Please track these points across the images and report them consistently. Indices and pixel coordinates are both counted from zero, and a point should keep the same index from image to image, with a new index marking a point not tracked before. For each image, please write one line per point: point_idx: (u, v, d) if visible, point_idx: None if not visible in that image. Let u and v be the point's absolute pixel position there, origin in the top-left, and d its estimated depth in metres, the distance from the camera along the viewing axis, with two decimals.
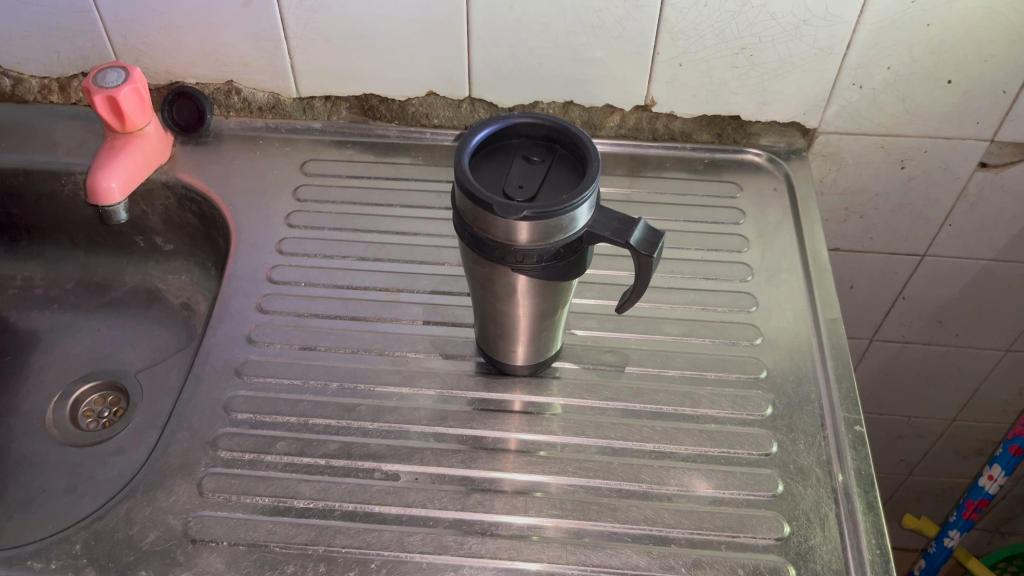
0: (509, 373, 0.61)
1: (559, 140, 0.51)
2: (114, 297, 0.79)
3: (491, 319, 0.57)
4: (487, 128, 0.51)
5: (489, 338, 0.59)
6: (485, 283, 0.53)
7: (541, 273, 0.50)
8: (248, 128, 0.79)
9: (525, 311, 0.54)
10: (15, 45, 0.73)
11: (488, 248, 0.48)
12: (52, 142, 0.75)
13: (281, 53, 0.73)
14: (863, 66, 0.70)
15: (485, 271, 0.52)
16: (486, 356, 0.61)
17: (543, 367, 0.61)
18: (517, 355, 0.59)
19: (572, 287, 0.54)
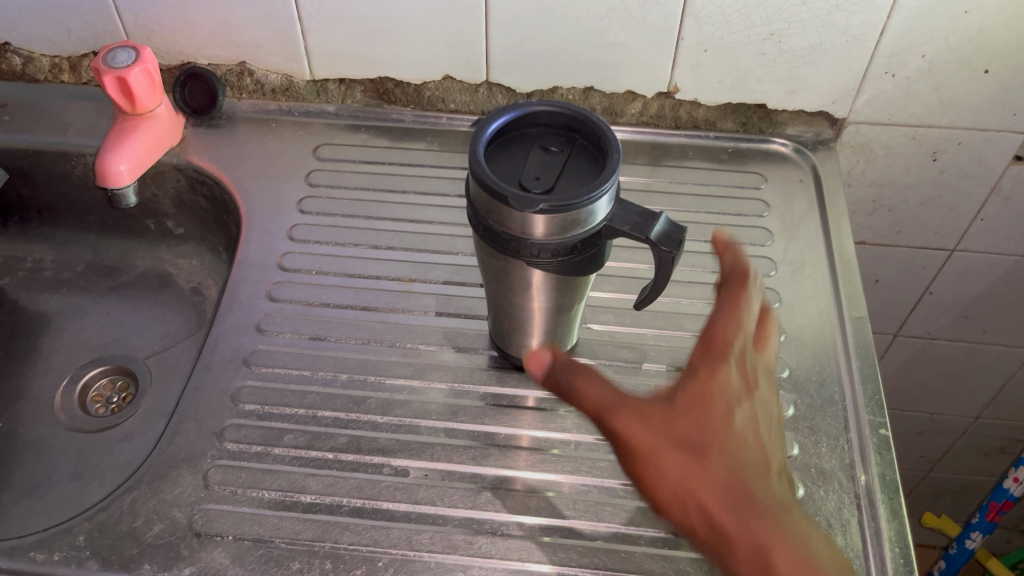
0: (523, 367, 0.60)
1: (578, 130, 0.49)
2: (125, 280, 0.78)
3: (506, 313, 0.55)
4: (505, 116, 0.49)
5: (504, 332, 0.58)
6: (500, 276, 0.51)
7: (557, 268, 0.48)
8: (261, 111, 0.77)
9: (540, 306, 0.53)
10: (26, 23, 0.72)
11: (502, 242, 0.47)
12: (63, 123, 0.74)
13: (295, 34, 0.71)
14: (897, 54, 0.67)
15: (500, 265, 0.50)
16: (499, 350, 0.60)
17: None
18: (532, 350, 0.58)
19: (592, 281, 0.52)
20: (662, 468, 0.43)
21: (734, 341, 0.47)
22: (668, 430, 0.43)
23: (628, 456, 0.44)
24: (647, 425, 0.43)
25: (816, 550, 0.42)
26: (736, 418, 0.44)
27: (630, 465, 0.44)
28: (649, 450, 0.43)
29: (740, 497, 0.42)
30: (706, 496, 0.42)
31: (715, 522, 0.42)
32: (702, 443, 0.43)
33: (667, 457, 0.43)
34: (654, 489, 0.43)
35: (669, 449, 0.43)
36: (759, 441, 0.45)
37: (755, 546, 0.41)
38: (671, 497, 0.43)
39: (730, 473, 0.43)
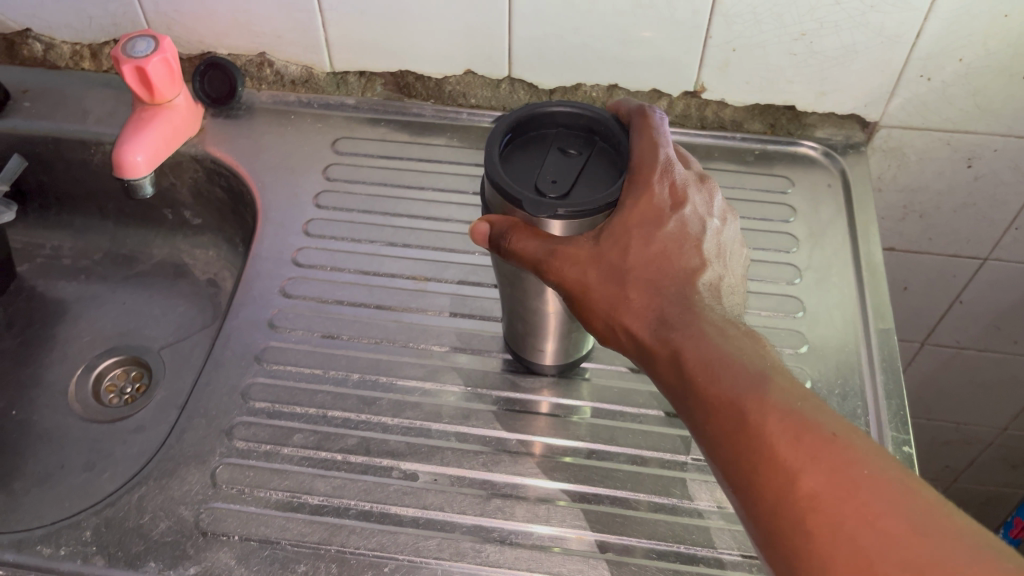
0: (538, 372, 0.59)
1: (598, 131, 0.48)
2: (142, 270, 0.77)
3: (520, 317, 0.54)
4: (523, 116, 0.48)
5: (518, 336, 0.56)
6: (514, 279, 0.50)
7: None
8: (280, 102, 0.76)
9: (555, 309, 0.52)
10: (47, 10, 0.72)
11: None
12: (82, 111, 0.74)
13: (315, 26, 0.70)
14: (933, 57, 0.65)
15: (514, 268, 0.49)
16: (513, 353, 0.59)
17: (575, 365, 0.59)
18: (547, 355, 0.57)
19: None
20: (592, 302, 0.45)
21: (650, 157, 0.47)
22: (588, 265, 0.44)
23: (566, 299, 0.46)
24: (571, 264, 0.44)
25: (740, 345, 0.43)
26: (655, 240, 0.45)
27: (573, 306, 0.46)
28: (574, 289, 0.45)
29: (662, 313, 0.45)
30: (630, 320, 0.45)
31: (645, 342, 0.45)
32: (623, 271, 0.45)
33: (593, 290, 0.45)
34: (592, 322, 0.46)
35: (593, 282, 0.45)
36: (681, 254, 0.46)
37: (674, 351, 0.43)
38: (607, 327, 0.46)
39: (650, 295, 0.45)
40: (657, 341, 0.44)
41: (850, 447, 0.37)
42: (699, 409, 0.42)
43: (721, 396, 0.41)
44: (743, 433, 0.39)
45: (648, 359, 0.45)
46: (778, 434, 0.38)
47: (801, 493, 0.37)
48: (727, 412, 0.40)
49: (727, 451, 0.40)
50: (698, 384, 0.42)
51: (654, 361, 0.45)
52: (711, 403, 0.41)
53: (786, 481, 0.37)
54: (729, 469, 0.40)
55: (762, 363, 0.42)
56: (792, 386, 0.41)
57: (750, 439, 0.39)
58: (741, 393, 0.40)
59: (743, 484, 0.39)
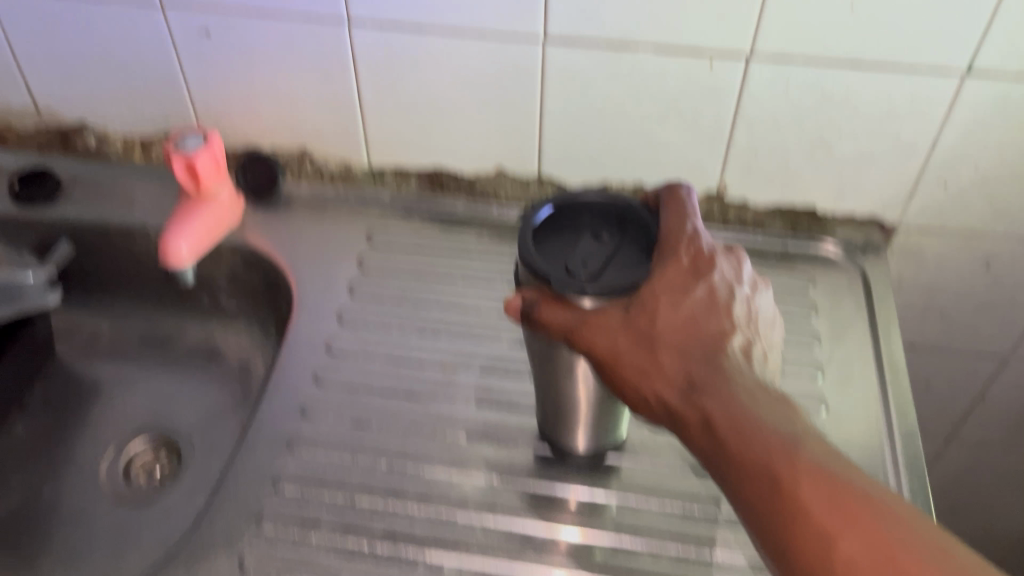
0: (570, 455, 0.60)
1: (632, 215, 0.51)
2: (176, 354, 0.79)
3: (554, 400, 0.56)
4: (557, 200, 0.50)
5: (549, 419, 0.58)
6: (546, 359, 0.52)
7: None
8: (318, 197, 0.78)
9: (585, 392, 0.54)
10: (104, 104, 0.76)
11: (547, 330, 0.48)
12: (129, 199, 0.77)
13: (356, 125, 0.74)
14: (949, 163, 0.67)
15: (546, 348, 0.51)
16: (546, 436, 0.60)
17: (607, 446, 0.60)
18: (579, 437, 0.58)
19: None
20: (622, 369, 0.46)
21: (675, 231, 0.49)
22: (616, 333, 0.45)
23: (597, 365, 0.47)
24: (599, 332, 0.45)
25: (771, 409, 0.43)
26: (683, 305, 0.46)
27: (603, 373, 0.47)
28: (603, 355, 0.46)
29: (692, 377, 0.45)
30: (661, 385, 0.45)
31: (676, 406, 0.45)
32: (651, 338, 0.45)
33: (622, 357, 0.46)
34: (622, 389, 0.47)
35: (622, 350, 0.46)
36: (712, 317, 0.46)
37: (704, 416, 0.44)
38: (637, 391, 0.47)
39: (679, 360, 0.45)
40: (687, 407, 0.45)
41: (886, 511, 0.39)
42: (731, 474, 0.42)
43: (755, 462, 0.41)
44: (779, 499, 0.40)
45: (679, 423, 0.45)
46: (813, 501, 0.39)
47: (836, 560, 0.37)
48: (763, 478, 0.41)
49: (764, 519, 0.40)
50: (729, 450, 0.42)
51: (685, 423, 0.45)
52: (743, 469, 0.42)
53: (821, 547, 0.38)
54: (766, 537, 0.40)
55: (795, 429, 0.43)
56: (825, 453, 0.42)
57: (785, 507, 0.40)
58: (773, 460, 0.41)
59: (781, 552, 0.40)
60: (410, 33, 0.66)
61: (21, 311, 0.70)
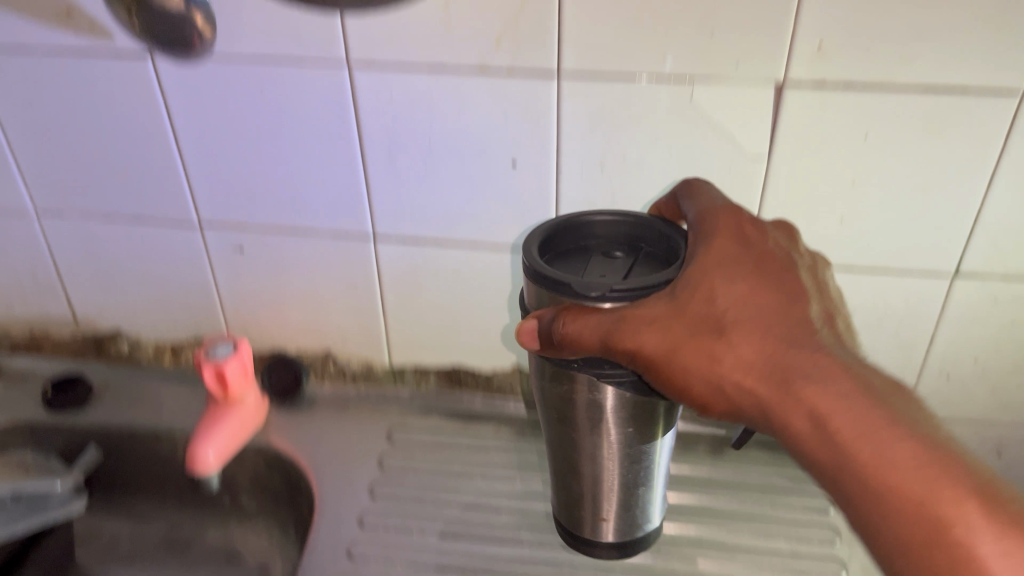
0: (600, 552, 0.61)
1: (641, 239, 0.52)
2: (195, 557, 0.79)
3: (577, 496, 0.58)
4: (563, 227, 0.52)
5: (573, 484, 0.57)
6: (563, 414, 0.52)
7: (625, 436, 0.52)
8: (341, 395, 0.81)
9: (606, 447, 0.53)
10: (139, 314, 0.81)
11: (567, 418, 0.52)
12: (158, 404, 0.79)
13: (378, 329, 0.78)
14: (949, 357, 0.70)
15: (562, 395, 0.51)
16: (568, 533, 0.62)
17: (639, 541, 0.61)
18: (607, 529, 0.59)
19: (661, 450, 0.56)
20: (683, 364, 0.44)
21: (718, 228, 0.48)
22: (672, 326, 0.43)
23: (651, 370, 0.45)
24: (651, 329, 0.43)
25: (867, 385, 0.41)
26: (741, 280, 0.45)
27: (656, 378, 0.45)
28: (661, 354, 0.44)
29: (768, 365, 0.42)
30: (732, 374, 0.43)
31: (753, 396, 0.43)
32: (715, 328, 0.44)
33: (683, 352, 0.44)
34: (690, 386, 0.44)
35: (682, 340, 0.44)
36: (775, 292, 0.45)
37: (790, 398, 0.41)
38: (705, 386, 0.44)
39: (754, 343, 0.43)
40: (768, 396, 0.42)
41: None
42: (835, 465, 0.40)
43: (896, 483, 0.38)
44: (939, 538, 0.37)
45: (757, 411, 0.43)
46: (977, 532, 0.36)
47: None
48: (915, 511, 0.38)
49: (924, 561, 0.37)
50: (842, 446, 0.40)
51: (762, 416, 0.43)
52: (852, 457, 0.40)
53: None
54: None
55: (921, 426, 0.40)
56: (972, 468, 0.38)
57: (949, 548, 0.36)
58: (919, 485, 0.38)
59: None
60: (430, 247, 0.71)
61: (52, 520, 0.75)
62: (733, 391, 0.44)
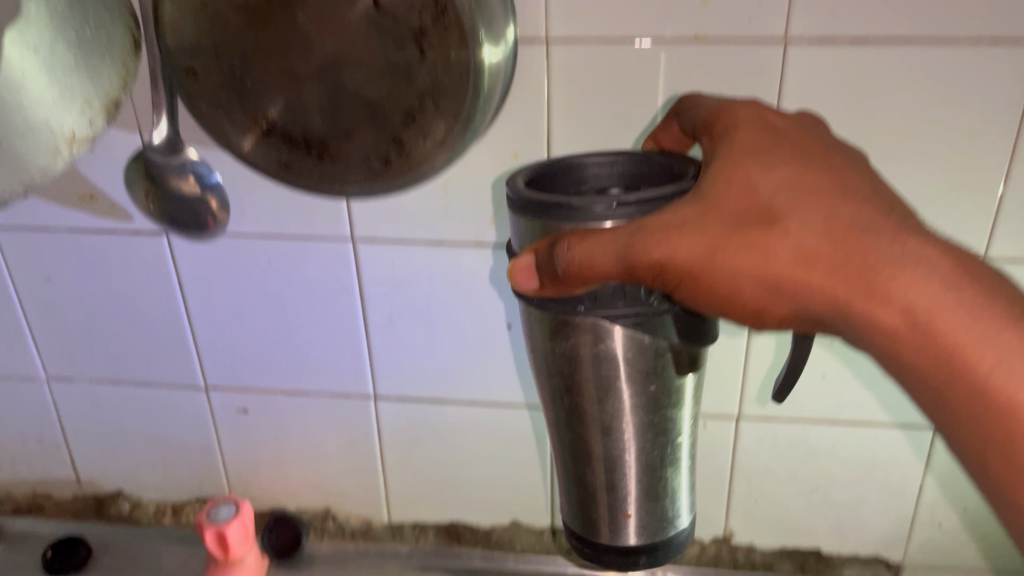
0: (623, 559, 0.55)
1: (637, 179, 0.50)
2: None
3: (593, 490, 0.55)
4: (551, 171, 0.50)
5: (586, 459, 0.54)
6: (570, 375, 0.50)
7: (638, 400, 0.50)
8: (339, 552, 0.79)
9: (621, 408, 0.50)
10: (143, 474, 0.82)
11: (575, 386, 0.50)
12: (157, 564, 0.78)
13: (378, 485, 0.79)
14: (939, 505, 0.71)
15: (568, 347, 0.48)
16: (580, 540, 0.57)
17: (666, 547, 0.55)
18: (629, 528, 0.54)
19: (679, 426, 0.54)
20: (725, 264, 0.41)
21: (738, 128, 0.46)
22: (709, 226, 0.41)
23: (687, 281, 0.42)
24: (684, 235, 0.40)
25: (938, 261, 0.39)
26: (784, 165, 0.43)
27: (693, 287, 0.42)
28: (700, 258, 0.41)
29: (827, 256, 0.40)
30: (783, 267, 0.41)
31: (808, 288, 0.41)
32: (761, 220, 0.41)
33: (726, 250, 0.41)
34: (736, 286, 0.42)
35: (725, 236, 0.41)
36: (820, 172, 0.42)
37: (858, 280, 0.40)
38: (753, 287, 0.42)
39: (811, 227, 0.40)
40: (827, 284, 0.40)
41: None
42: (912, 347, 0.39)
43: (987, 372, 0.38)
44: None
45: (813, 304, 0.41)
46: None
47: None
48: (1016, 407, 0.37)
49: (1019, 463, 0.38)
50: (931, 336, 0.39)
51: (817, 303, 0.41)
52: (929, 335, 0.39)
53: None
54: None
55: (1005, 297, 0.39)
56: None
57: None
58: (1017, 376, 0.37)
59: None
60: (430, 405, 0.73)
61: None
62: (782, 286, 0.41)
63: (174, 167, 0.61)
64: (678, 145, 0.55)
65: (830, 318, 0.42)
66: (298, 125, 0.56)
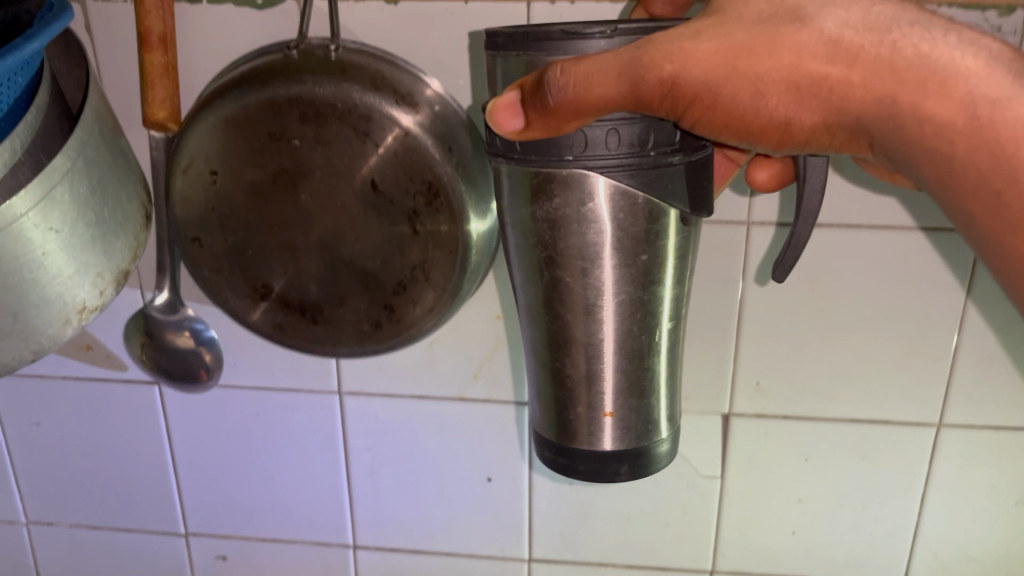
0: (603, 468, 0.49)
1: None
2: None
3: (571, 386, 0.49)
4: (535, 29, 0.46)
5: (562, 347, 0.47)
6: (549, 240, 0.44)
7: (626, 274, 0.45)
8: None
9: (602, 284, 0.45)
10: None
11: (558, 257, 0.44)
12: None
13: None
14: None
15: (549, 205, 0.42)
16: (557, 453, 0.51)
17: (648, 457, 0.50)
18: (606, 429, 0.49)
19: (666, 313, 0.48)
20: (749, 69, 0.39)
21: None
22: (730, 32, 0.39)
23: (706, 96, 0.39)
24: (700, 44, 0.38)
25: (990, 52, 0.39)
26: None
27: (711, 105, 0.40)
28: (720, 65, 0.39)
29: (867, 54, 0.39)
30: (817, 67, 0.39)
31: (843, 91, 0.40)
32: (789, 20, 0.39)
33: (750, 54, 0.39)
34: (762, 95, 0.40)
35: (747, 40, 0.39)
36: None
37: (902, 73, 0.39)
38: (781, 94, 0.40)
39: (844, 27, 0.39)
40: (865, 80, 0.39)
41: None
42: (960, 137, 0.40)
43: None
44: None
45: (848, 102, 0.40)
46: None
47: None
48: None
49: None
50: (985, 128, 0.39)
51: (852, 105, 0.40)
52: (985, 123, 0.39)
53: None
54: None
55: None
56: None
57: None
58: None
59: None
60: (409, 554, 0.74)
61: None
62: (814, 90, 0.40)
63: (172, 324, 0.65)
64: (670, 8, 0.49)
65: (862, 122, 0.41)
66: (295, 292, 0.60)
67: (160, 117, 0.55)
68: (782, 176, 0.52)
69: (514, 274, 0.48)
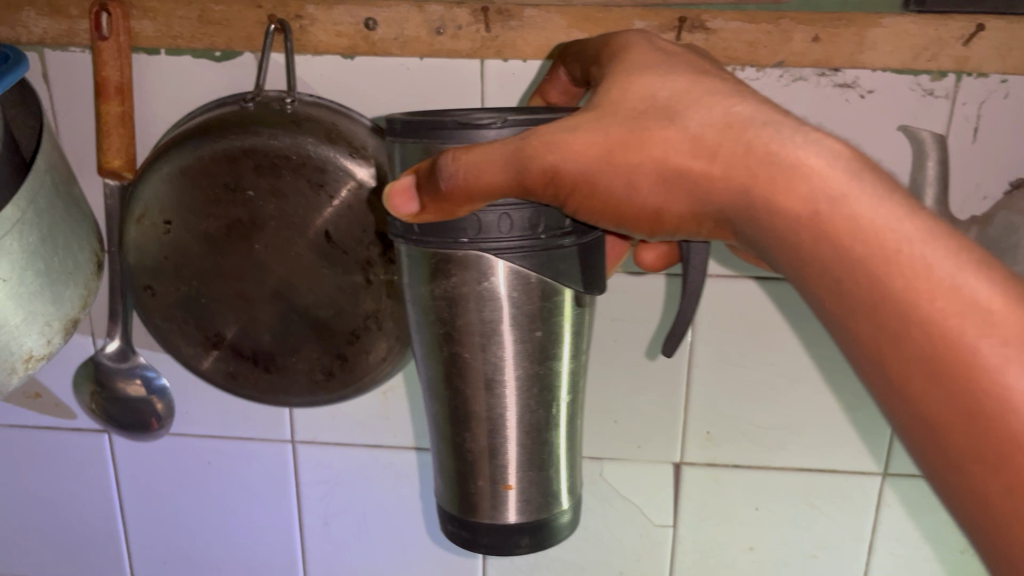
0: (507, 543, 0.47)
1: None
2: None
3: (471, 459, 0.47)
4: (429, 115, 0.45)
5: (464, 422, 0.46)
6: (446, 317, 0.43)
7: (524, 350, 0.44)
8: None
9: (500, 360, 0.44)
10: None
11: (456, 333, 0.43)
12: None
13: None
14: None
15: (445, 283, 0.42)
16: (456, 527, 0.49)
17: (550, 530, 0.48)
18: (510, 502, 0.47)
19: (565, 386, 0.46)
20: (621, 163, 0.38)
21: (625, 53, 0.42)
22: (603, 127, 0.38)
23: (584, 185, 0.38)
24: (577, 138, 0.37)
25: (831, 148, 0.36)
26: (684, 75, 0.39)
27: (583, 196, 0.39)
28: (596, 158, 0.38)
29: (728, 151, 0.36)
30: (685, 162, 0.37)
31: (707, 186, 0.37)
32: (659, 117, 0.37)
33: (626, 148, 0.38)
34: (636, 186, 0.39)
35: (620, 136, 0.37)
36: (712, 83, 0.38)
37: (753, 170, 0.36)
38: (653, 185, 0.38)
39: (706, 125, 0.37)
40: (726, 175, 0.37)
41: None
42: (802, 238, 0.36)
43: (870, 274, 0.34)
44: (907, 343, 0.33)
45: (714, 198, 0.38)
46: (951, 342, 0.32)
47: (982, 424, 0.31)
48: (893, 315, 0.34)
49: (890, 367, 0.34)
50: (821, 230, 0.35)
51: (716, 198, 0.38)
52: (820, 224, 0.35)
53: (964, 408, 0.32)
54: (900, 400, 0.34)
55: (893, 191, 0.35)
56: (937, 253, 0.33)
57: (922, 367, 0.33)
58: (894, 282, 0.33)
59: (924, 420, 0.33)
60: None
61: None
62: (683, 184, 0.38)
63: (124, 371, 0.65)
64: (566, 95, 0.51)
65: (723, 213, 0.38)
66: (248, 340, 0.60)
67: (116, 165, 0.56)
68: (670, 257, 0.54)
69: (415, 350, 0.47)
